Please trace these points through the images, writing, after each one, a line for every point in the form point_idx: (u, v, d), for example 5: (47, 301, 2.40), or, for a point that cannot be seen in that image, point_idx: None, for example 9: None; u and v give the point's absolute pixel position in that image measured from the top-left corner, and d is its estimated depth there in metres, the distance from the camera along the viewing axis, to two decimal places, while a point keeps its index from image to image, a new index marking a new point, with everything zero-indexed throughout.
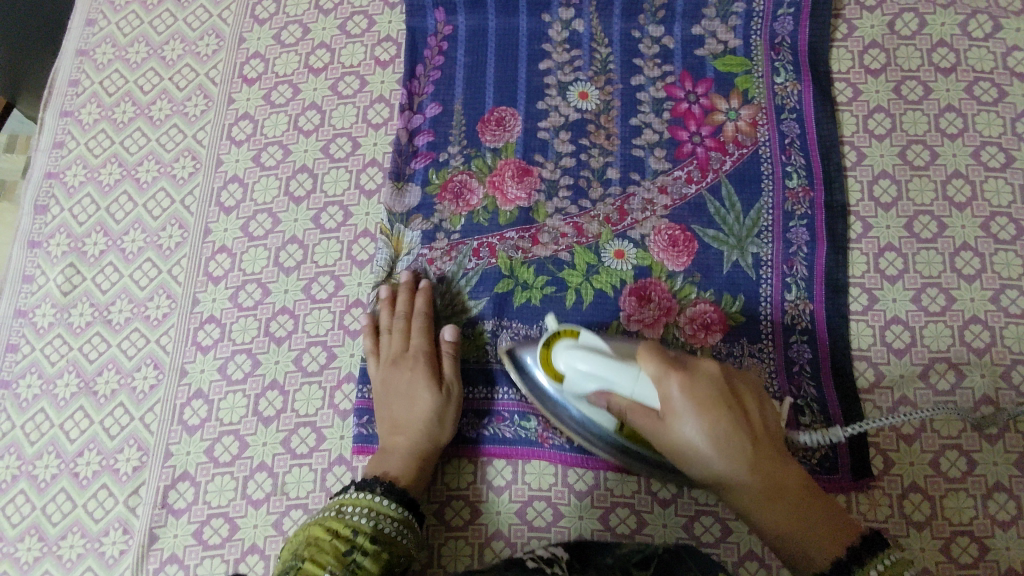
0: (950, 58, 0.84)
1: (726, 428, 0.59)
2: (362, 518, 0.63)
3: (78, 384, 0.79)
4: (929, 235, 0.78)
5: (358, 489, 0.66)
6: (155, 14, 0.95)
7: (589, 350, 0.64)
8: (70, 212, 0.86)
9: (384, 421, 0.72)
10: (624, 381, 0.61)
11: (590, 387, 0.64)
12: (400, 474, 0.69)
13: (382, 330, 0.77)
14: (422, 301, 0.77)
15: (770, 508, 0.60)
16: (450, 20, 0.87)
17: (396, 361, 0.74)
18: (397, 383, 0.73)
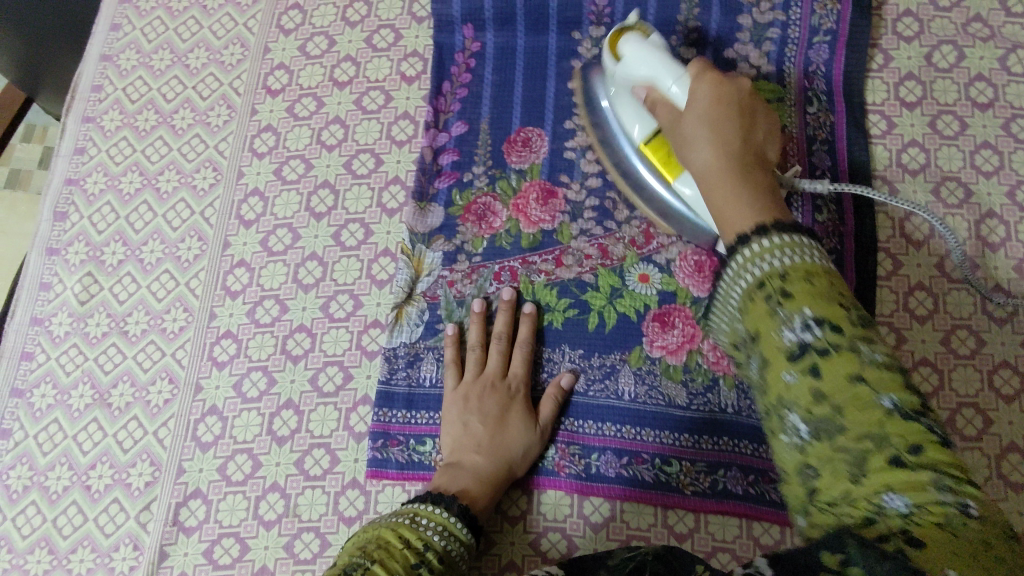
0: (988, 93, 0.82)
1: (726, 127, 0.57)
2: (436, 535, 0.59)
3: (91, 396, 0.77)
4: (961, 276, 0.76)
5: (432, 503, 0.63)
6: (181, 20, 0.91)
7: (646, 49, 0.66)
8: (89, 219, 0.83)
9: (459, 437, 0.70)
10: (668, 78, 0.64)
11: (646, 72, 0.66)
12: (474, 495, 0.66)
13: (474, 346, 0.75)
14: (525, 328, 0.75)
15: (732, 187, 0.52)
16: (478, 38, 0.86)
17: (490, 381, 0.73)
18: (488, 405, 0.71)
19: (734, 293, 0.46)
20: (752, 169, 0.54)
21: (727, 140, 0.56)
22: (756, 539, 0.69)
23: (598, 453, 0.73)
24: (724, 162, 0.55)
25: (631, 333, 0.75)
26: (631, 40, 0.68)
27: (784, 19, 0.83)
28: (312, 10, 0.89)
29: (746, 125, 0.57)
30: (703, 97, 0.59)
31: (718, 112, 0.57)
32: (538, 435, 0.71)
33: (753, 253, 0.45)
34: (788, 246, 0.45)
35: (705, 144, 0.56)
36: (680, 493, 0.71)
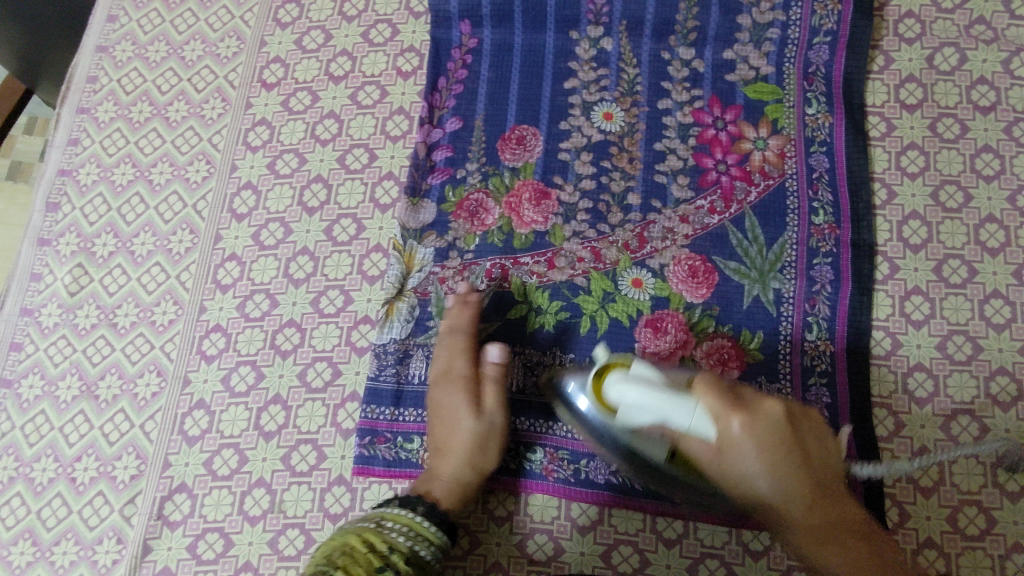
0: (990, 96, 0.80)
1: (784, 467, 0.59)
2: (402, 538, 0.62)
3: (79, 388, 0.76)
4: (959, 281, 0.75)
5: (400, 505, 0.65)
6: (177, 12, 0.91)
7: (640, 396, 0.58)
8: (81, 210, 0.83)
9: (435, 438, 0.71)
10: (682, 419, 0.58)
11: (653, 417, 0.58)
12: (443, 494, 0.67)
13: (443, 335, 0.73)
14: (467, 316, 0.73)
15: (801, 510, 0.60)
16: (475, 34, 0.85)
17: (448, 376, 0.72)
18: (444, 404, 0.71)
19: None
20: (813, 482, 0.60)
21: (773, 455, 0.59)
22: (745, 544, 0.69)
23: (587, 458, 0.72)
24: (783, 481, 0.60)
25: (624, 338, 0.75)
26: (619, 384, 0.60)
27: (784, 19, 0.83)
28: (309, 4, 0.89)
29: (777, 429, 0.59)
30: (740, 435, 0.58)
31: (767, 442, 0.59)
32: (492, 423, 0.70)
33: (825, 519, 0.60)
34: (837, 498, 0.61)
35: (768, 480, 0.60)
36: (669, 501, 0.70)
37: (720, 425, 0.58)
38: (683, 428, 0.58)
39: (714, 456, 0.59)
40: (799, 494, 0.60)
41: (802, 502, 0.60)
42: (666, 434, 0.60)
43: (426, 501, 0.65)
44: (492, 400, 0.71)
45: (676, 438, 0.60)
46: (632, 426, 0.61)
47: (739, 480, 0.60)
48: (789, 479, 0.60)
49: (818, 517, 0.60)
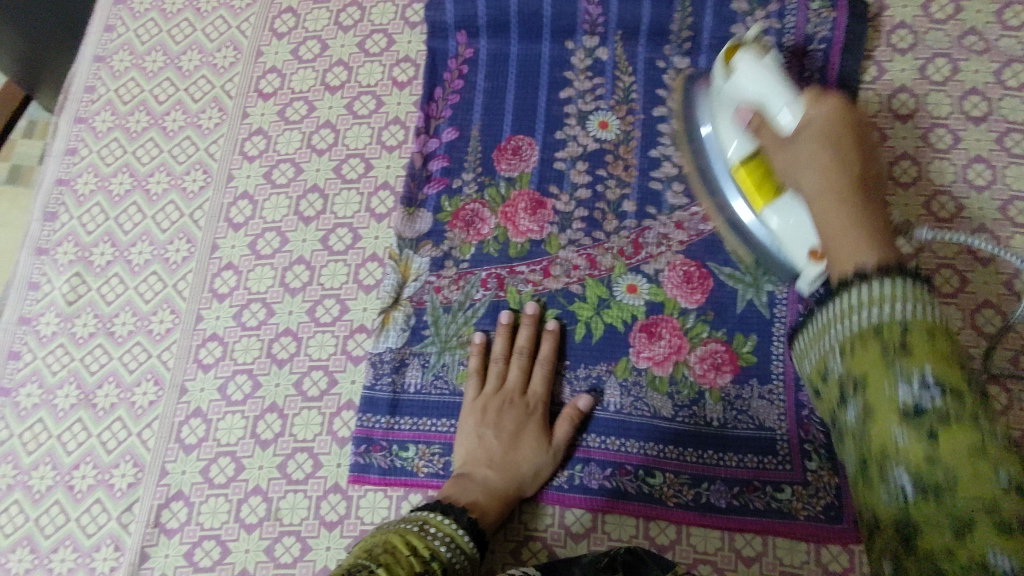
0: (982, 107, 0.81)
1: (851, 160, 0.60)
2: (442, 546, 0.60)
3: (77, 396, 0.77)
4: (951, 290, 0.76)
5: (443, 513, 0.64)
6: (174, 22, 0.91)
7: (762, 67, 0.67)
8: (78, 220, 0.84)
9: (477, 451, 0.70)
10: (776, 102, 0.66)
11: (759, 91, 0.67)
12: (484, 510, 0.66)
13: (497, 358, 0.75)
14: (547, 345, 0.75)
15: (840, 208, 0.57)
16: (472, 44, 0.86)
17: (508, 397, 0.73)
18: (505, 420, 0.71)
19: (849, 321, 0.47)
20: (870, 189, 0.59)
21: (826, 150, 0.60)
22: (737, 551, 0.69)
23: (582, 464, 0.73)
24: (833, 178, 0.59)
25: (618, 344, 0.75)
26: (745, 56, 0.69)
27: (778, 27, 0.83)
28: (306, 15, 0.90)
29: (845, 123, 0.62)
30: (817, 115, 0.62)
31: (826, 135, 0.61)
32: (554, 456, 0.71)
33: (870, 296, 0.46)
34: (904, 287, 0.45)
35: (812, 169, 0.60)
36: (663, 506, 0.71)
37: (808, 109, 0.63)
38: (775, 112, 0.66)
39: (771, 136, 0.66)
40: (851, 151, 0.61)
41: (853, 179, 0.59)
42: (755, 117, 0.67)
43: (470, 515, 0.64)
44: (565, 433, 0.71)
45: (757, 123, 0.67)
46: (738, 95, 0.69)
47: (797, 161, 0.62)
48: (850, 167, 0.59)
49: (853, 189, 0.58)
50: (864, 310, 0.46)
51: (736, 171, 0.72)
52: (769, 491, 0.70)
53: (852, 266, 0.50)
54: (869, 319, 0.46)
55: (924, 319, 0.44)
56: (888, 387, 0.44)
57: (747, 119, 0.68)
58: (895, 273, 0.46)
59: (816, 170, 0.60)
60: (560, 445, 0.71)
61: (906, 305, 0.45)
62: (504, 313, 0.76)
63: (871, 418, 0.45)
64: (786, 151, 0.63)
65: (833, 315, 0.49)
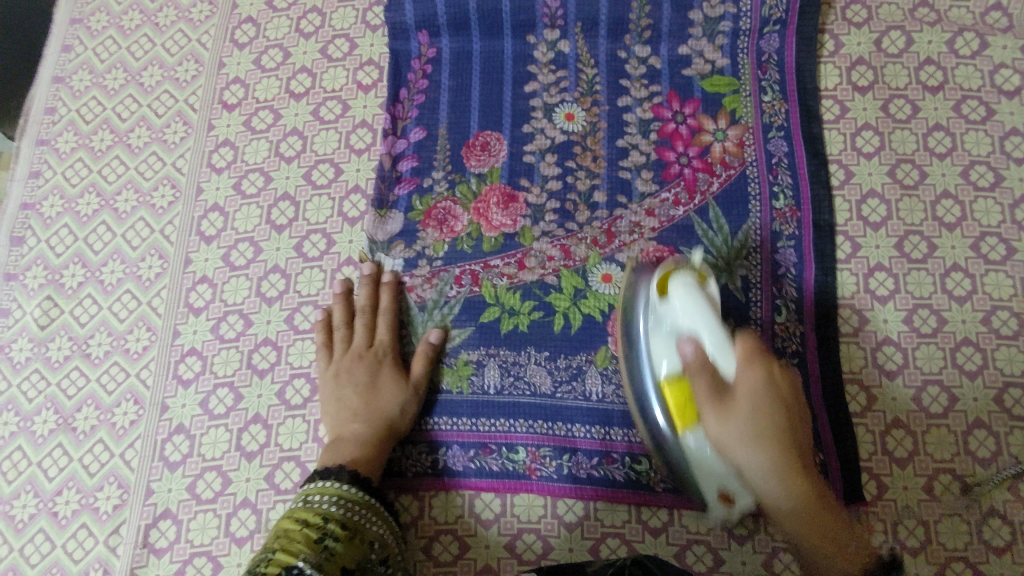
0: (938, 76, 0.83)
1: (772, 420, 0.61)
2: (335, 507, 0.61)
3: (55, 421, 0.76)
4: (920, 256, 0.77)
5: (323, 477, 0.64)
6: (133, 39, 0.90)
7: (691, 301, 0.63)
8: (46, 243, 0.83)
9: (342, 411, 0.72)
10: (711, 341, 0.62)
11: (696, 325, 0.62)
12: (358, 462, 0.67)
13: (339, 325, 0.76)
14: (385, 297, 0.76)
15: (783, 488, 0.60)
16: (433, 43, 0.86)
17: (354, 355, 0.74)
18: (354, 375, 0.73)
19: None
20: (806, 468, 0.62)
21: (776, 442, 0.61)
22: (730, 530, 0.70)
23: (569, 455, 0.73)
24: (772, 419, 0.61)
25: (597, 333, 0.76)
26: (681, 283, 0.65)
27: (735, 11, 0.84)
28: (266, 23, 0.89)
29: (784, 404, 0.62)
30: (749, 378, 0.61)
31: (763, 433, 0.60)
32: (410, 396, 0.72)
33: None
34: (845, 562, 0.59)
35: (752, 448, 0.60)
36: (653, 491, 0.71)
37: (744, 368, 0.61)
38: (714, 351, 0.62)
39: (713, 394, 0.61)
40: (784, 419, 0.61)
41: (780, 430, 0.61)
42: (693, 355, 0.62)
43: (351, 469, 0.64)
44: (420, 371, 0.74)
45: (698, 361, 0.61)
46: (676, 328, 0.65)
47: (728, 439, 0.60)
48: (778, 441, 0.61)
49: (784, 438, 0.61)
50: None
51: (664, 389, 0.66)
52: None
53: None
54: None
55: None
56: None
57: (690, 355, 0.62)
58: None
59: (752, 442, 0.60)
60: (420, 381, 0.73)
61: None
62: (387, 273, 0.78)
63: None
64: (721, 416, 0.60)
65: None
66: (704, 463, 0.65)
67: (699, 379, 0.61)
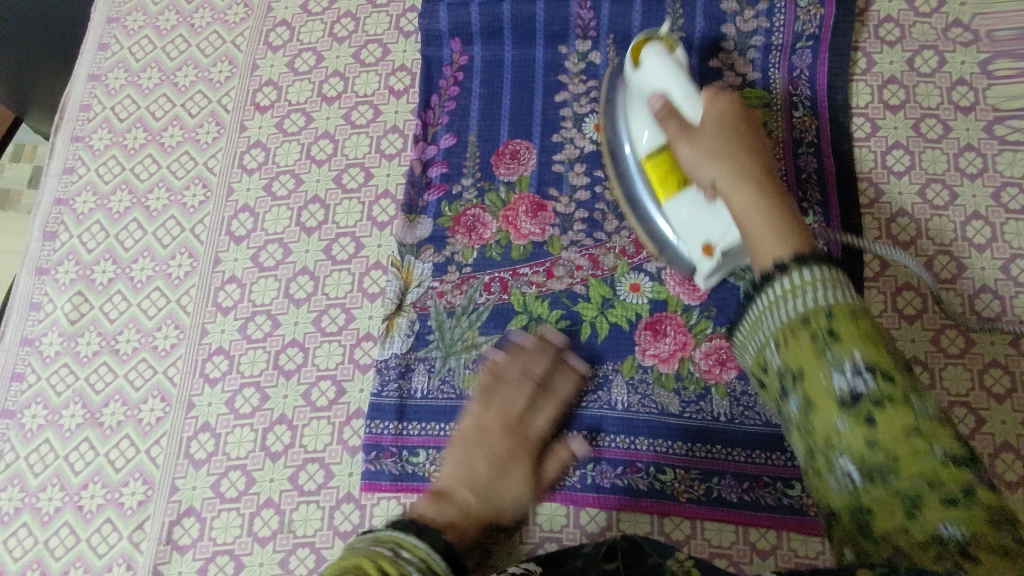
0: (970, 97, 0.83)
1: (741, 144, 0.66)
2: (416, 572, 0.56)
3: (83, 415, 0.77)
4: (949, 276, 0.77)
5: (419, 536, 0.60)
6: (169, 39, 0.91)
7: (663, 62, 0.68)
8: (78, 239, 0.83)
9: (461, 474, 0.68)
10: (679, 90, 0.67)
11: (664, 82, 0.68)
12: (451, 526, 0.64)
13: (490, 385, 0.73)
14: (542, 365, 0.74)
15: (768, 222, 0.59)
16: (466, 51, 0.86)
17: (507, 428, 0.72)
18: (499, 445, 0.70)
19: (779, 315, 0.54)
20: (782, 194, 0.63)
21: (735, 159, 0.65)
22: (753, 544, 0.69)
23: (593, 464, 0.73)
24: (739, 164, 0.64)
25: (624, 343, 0.76)
26: (653, 50, 0.69)
27: (768, 26, 0.84)
28: (300, 27, 0.90)
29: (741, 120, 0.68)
30: (716, 109, 0.67)
31: (726, 145, 0.65)
32: (533, 490, 0.69)
33: (782, 293, 0.53)
34: (815, 271, 0.52)
35: (717, 164, 0.64)
36: (676, 502, 0.71)
37: (708, 104, 0.67)
38: (704, 211, 0.68)
39: (681, 129, 0.66)
40: (740, 156, 0.65)
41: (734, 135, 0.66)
42: (663, 104, 0.67)
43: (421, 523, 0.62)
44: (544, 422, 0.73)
45: (668, 111, 0.67)
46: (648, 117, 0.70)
47: (701, 159, 0.65)
48: (749, 169, 0.64)
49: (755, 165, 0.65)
50: (788, 303, 0.53)
51: (645, 165, 0.72)
52: (780, 487, 0.71)
53: (772, 258, 0.56)
54: (791, 305, 0.53)
55: (839, 300, 0.51)
56: (823, 374, 0.50)
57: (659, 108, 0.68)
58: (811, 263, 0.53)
59: (716, 155, 0.65)
60: (538, 435, 0.72)
61: (827, 291, 0.51)
62: (426, 307, 0.77)
63: (813, 412, 0.51)
64: (686, 148, 0.65)
65: (762, 308, 0.56)
66: (699, 218, 0.69)
67: (666, 123, 0.67)
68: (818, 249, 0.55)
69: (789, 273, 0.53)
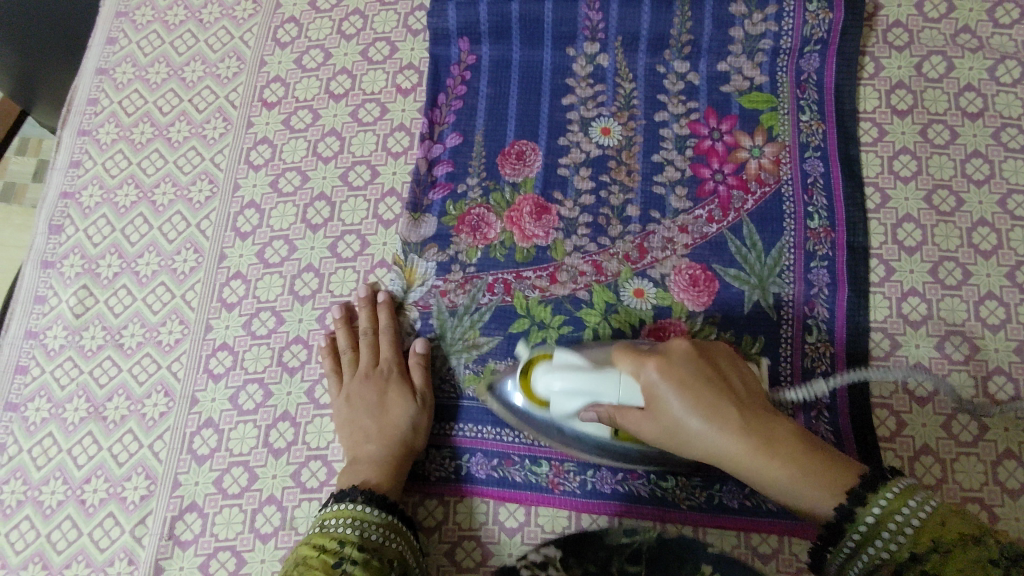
0: (977, 103, 0.82)
1: (703, 393, 0.57)
2: (347, 529, 0.60)
3: (86, 409, 0.77)
4: (954, 282, 0.77)
5: (338, 500, 0.63)
6: (177, 34, 0.91)
7: (558, 368, 0.62)
8: (84, 232, 0.84)
9: (353, 434, 0.71)
10: (609, 394, 0.60)
11: (574, 404, 0.62)
12: (377, 482, 0.67)
13: (344, 350, 0.76)
14: (382, 318, 0.76)
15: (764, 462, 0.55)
16: (474, 50, 0.86)
17: (363, 375, 0.74)
18: (368, 395, 0.73)
19: (860, 558, 0.53)
20: (755, 412, 0.58)
21: (699, 399, 0.57)
22: (755, 549, 0.70)
23: (593, 470, 0.73)
24: (716, 413, 0.57)
25: None
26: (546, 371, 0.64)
27: (776, 30, 0.84)
28: (308, 24, 0.90)
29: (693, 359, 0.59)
30: (659, 375, 0.58)
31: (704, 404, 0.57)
32: (419, 403, 0.72)
33: (863, 535, 0.52)
34: (895, 510, 0.51)
35: (694, 420, 0.57)
36: (677, 509, 0.71)
37: (639, 373, 0.59)
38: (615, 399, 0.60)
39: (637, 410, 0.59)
40: (734, 422, 0.56)
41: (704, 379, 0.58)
42: (590, 405, 0.62)
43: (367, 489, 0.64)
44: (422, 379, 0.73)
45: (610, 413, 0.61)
46: (569, 413, 0.64)
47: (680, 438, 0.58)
48: (728, 408, 0.57)
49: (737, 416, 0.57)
50: (871, 536, 0.52)
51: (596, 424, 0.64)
52: None
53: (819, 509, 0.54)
54: (859, 541, 0.52)
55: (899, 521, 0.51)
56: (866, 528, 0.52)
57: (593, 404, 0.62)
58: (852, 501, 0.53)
59: (688, 412, 0.57)
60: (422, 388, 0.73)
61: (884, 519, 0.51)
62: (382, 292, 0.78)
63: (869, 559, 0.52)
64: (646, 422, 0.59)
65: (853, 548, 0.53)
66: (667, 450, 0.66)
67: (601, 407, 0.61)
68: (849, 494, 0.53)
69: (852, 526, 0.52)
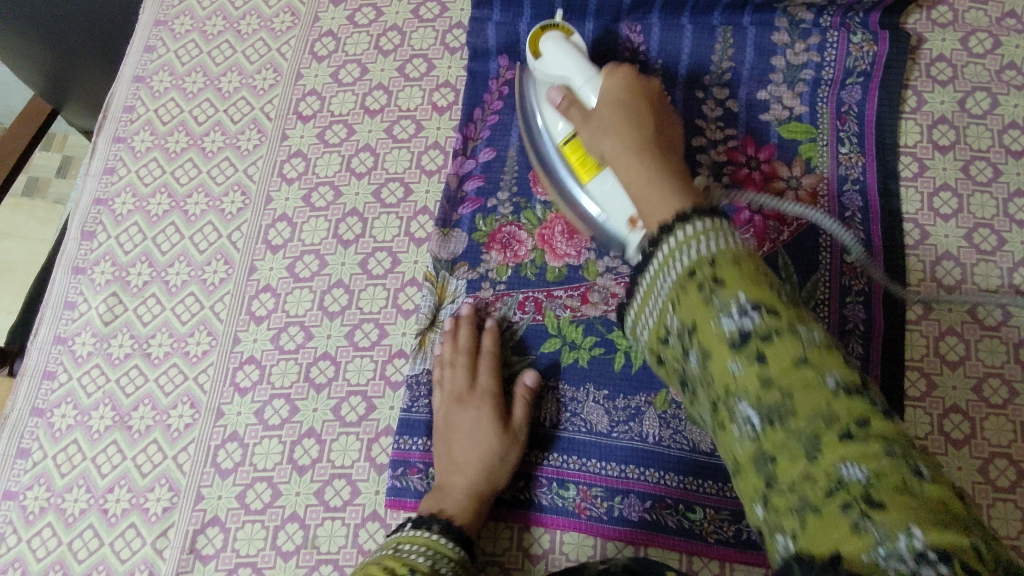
0: (1022, 141, 0.81)
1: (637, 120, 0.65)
2: (421, 556, 0.59)
3: (112, 418, 0.76)
4: (994, 323, 0.75)
5: (416, 527, 0.63)
6: (215, 44, 0.92)
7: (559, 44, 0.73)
8: (116, 239, 0.84)
9: (444, 459, 0.70)
10: (578, 77, 0.71)
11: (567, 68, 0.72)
12: (455, 514, 0.66)
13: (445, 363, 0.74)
14: (488, 340, 0.75)
15: (657, 184, 0.58)
16: (512, 68, 0.86)
17: (460, 399, 0.73)
18: (462, 420, 0.71)
19: (681, 255, 0.50)
20: (671, 164, 0.61)
21: (637, 121, 0.65)
22: None
23: (621, 496, 0.71)
24: (638, 132, 0.64)
25: (658, 375, 0.75)
26: (551, 39, 0.73)
27: (818, 60, 0.83)
28: (346, 38, 0.90)
29: (658, 126, 0.66)
30: (612, 87, 0.69)
31: (625, 118, 0.65)
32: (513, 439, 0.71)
33: (685, 238, 0.50)
34: (712, 228, 0.50)
35: (611, 134, 0.65)
36: (704, 542, 0.70)
37: (604, 81, 0.70)
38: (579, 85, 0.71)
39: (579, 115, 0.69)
40: (648, 135, 0.64)
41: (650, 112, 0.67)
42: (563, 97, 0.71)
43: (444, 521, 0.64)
44: (522, 413, 0.72)
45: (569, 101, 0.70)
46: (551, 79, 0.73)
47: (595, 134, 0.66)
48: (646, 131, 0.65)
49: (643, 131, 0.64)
50: (677, 256, 0.50)
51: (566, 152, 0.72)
52: None
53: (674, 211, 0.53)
54: (686, 260, 0.50)
55: (727, 251, 0.49)
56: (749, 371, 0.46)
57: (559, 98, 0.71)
58: (705, 216, 0.51)
59: (613, 124, 0.65)
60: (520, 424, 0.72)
61: (711, 240, 0.49)
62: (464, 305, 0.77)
63: (709, 361, 0.48)
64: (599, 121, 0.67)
65: (657, 270, 0.52)
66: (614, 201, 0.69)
67: (569, 112, 0.70)
68: (707, 204, 0.53)
69: (686, 232, 0.51)
